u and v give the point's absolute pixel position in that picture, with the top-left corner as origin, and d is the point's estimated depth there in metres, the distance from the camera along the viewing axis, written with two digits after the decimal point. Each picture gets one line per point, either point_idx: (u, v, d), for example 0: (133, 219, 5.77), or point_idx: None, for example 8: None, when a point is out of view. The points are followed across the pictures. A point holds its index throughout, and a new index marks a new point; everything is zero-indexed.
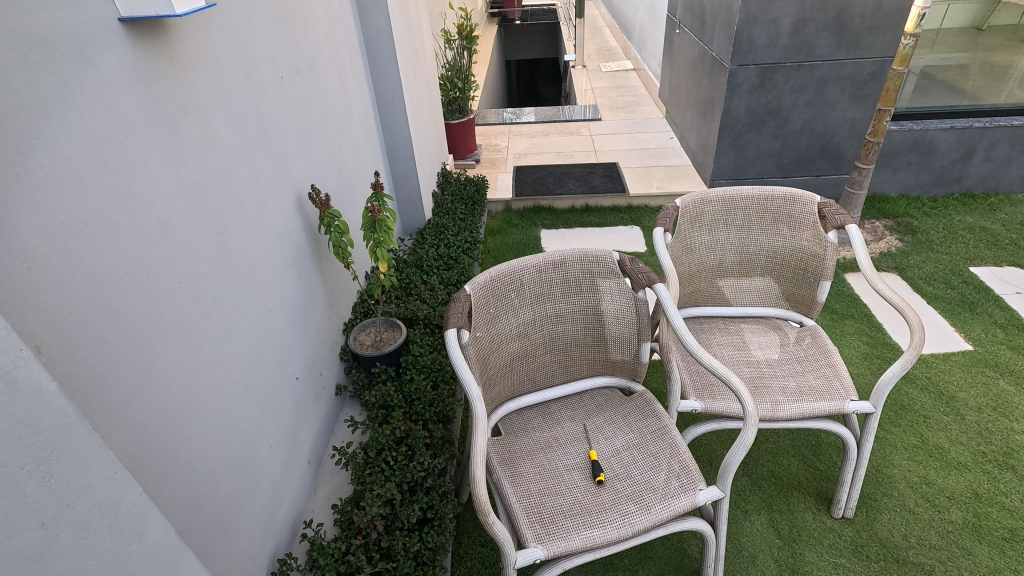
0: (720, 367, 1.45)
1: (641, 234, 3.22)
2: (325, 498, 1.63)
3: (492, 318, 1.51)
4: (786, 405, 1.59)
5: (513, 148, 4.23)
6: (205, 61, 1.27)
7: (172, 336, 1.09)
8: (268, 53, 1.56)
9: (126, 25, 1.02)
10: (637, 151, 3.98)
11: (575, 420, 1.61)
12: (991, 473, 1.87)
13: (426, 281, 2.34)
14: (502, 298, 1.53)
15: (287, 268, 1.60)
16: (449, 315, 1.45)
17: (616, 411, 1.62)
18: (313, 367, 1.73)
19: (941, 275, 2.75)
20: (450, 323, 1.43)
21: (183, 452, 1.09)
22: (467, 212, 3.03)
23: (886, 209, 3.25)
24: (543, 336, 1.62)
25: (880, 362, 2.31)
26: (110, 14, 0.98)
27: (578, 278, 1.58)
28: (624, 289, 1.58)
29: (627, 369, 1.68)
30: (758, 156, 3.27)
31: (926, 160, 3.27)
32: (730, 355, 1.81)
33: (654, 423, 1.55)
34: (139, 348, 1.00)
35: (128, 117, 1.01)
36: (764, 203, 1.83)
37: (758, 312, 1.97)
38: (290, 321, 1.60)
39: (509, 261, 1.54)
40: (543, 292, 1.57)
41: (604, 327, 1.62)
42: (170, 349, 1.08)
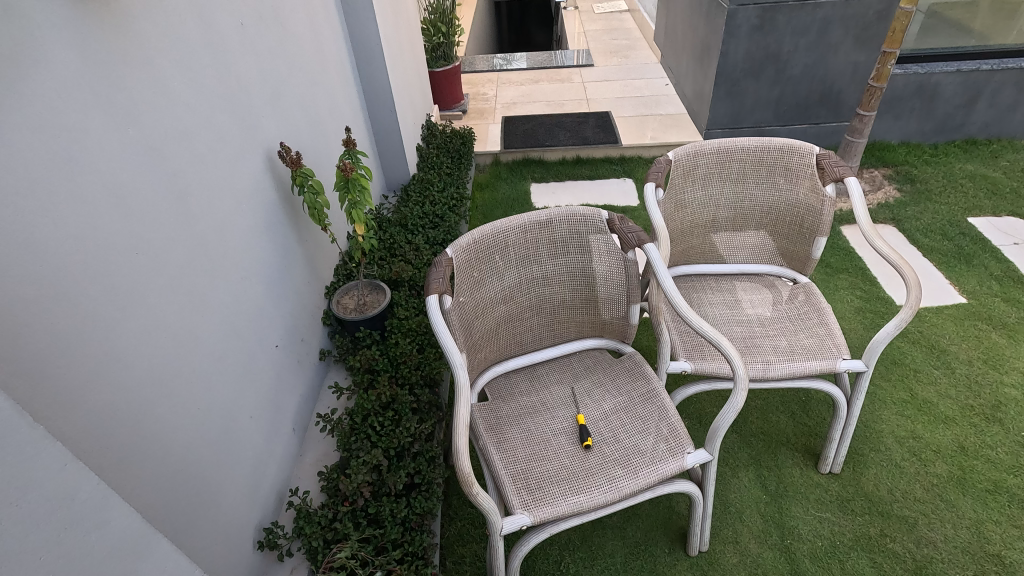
0: (711, 331, 1.41)
1: (634, 187, 3.13)
2: (312, 464, 1.62)
3: (476, 282, 1.45)
4: (776, 364, 1.57)
5: (501, 97, 4.05)
6: (150, 8, 1.15)
7: (131, 311, 1.03)
8: None
9: None
10: (630, 99, 3.82)
11: (563, 383, 1.58)
12: (978, 426, 1.88)
13: (411, 241, 2.27)
14: (486, 261, 1.47)
15: (261, 232, 1.52)
16: (430, 280, 1.39)
17: (604, 373, 1.59)
18: (294, 334, 1.68)
19: (938, 226, 2.69)
20: (431, 288, 1.37)
21: (149, 432, 1.05)
22: (453, 166, 2.91)
23: (886, 157, 3.15)
24: (529, 299, 1.56)
25: (873, 317, 2.29)
26: None
27: (565, 238, 1.51)
28: (612, 249, 1.52)
29: (616, 330, 1.63)
30: (756, 104, 3.14)
31: (930, 106, 3.15)
32: (721, 314, 1.77)
33: (642, 386, 1.52)
34: (89, 327, 0.93)
35: (58, 73, 0.91)
36: (760, 155, 1.75)
37: (751, 269, 1.92)
38: (267, 287, 1.54)
39: (492, 222, 1.47)
40: (529, 254, 1.51)
41: (592, 288, 1.57)
42: (129, 326, 1.02)
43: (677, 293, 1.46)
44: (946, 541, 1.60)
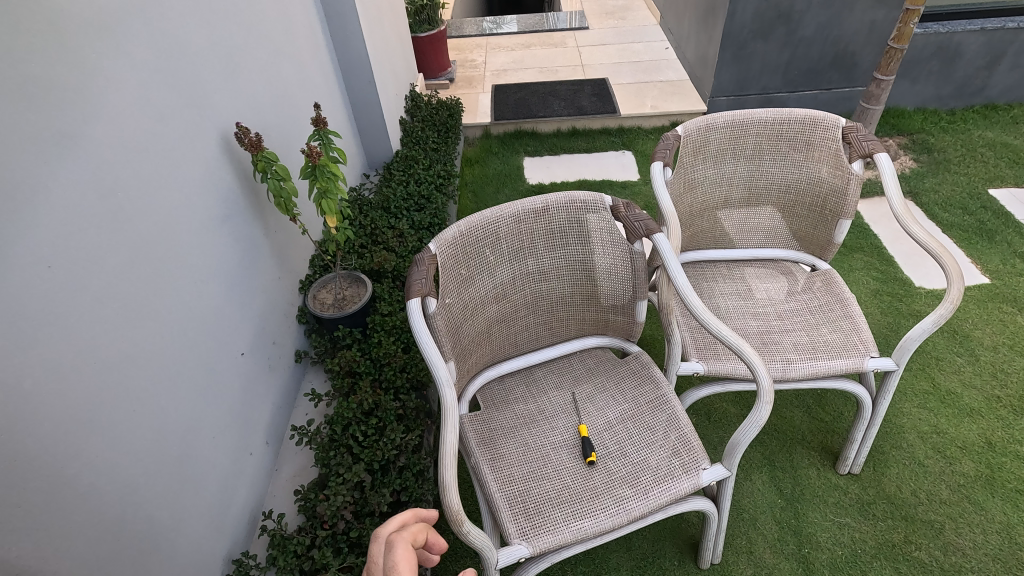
0: (730, 335, 1.24)
1: (634, 160, 2.93)
2: (288, 480, 1.48)
3: (463, 281, 1.29)
4: (797, 363, 1.42)
5: (491, 64, 3.80)
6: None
7: (41, 341, 0.86)
8: None
9: None
10: (628, 64, 3.58)
11: (562, 388, 1.43)
12: (1005, 419, 1.76)
13: (395, 226, 2.08)
14: (475, 256, 1.30)
15: (218, 228, 1.34)
16: (410, 281, 1.22)
17: (608, 376, 1.44)
18: (264, 337, 1.51)
19: (958, 199, 2.53)
20: (411, 291, 1.20)
21: (66, 481, 0.88)
22: (440, 140, 2.70)
23: (901, 125, 2.96)
24: (524, 296, 1.40)
25: (890, 300, 2.14)
26: None
27: (563, 228, 1.34)
28: (616, 240, 1.35)
29: (621, 328, 1.48)
30: (764, 68, 2.92)
31: (949, 69, 2.95)
32: (734, 306, 1.62)
33: (651, 392, 1.38)
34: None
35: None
36: (779, 129, 1.57)
37: (765, 254, 1.75)
38: (227, 290, 1.36)
39: (481, 212, 1.30)
40: (523, 246, 1.34)
41: (594, 283, 1.41)
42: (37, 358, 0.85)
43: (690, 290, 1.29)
44: (975, 548, 1.49)
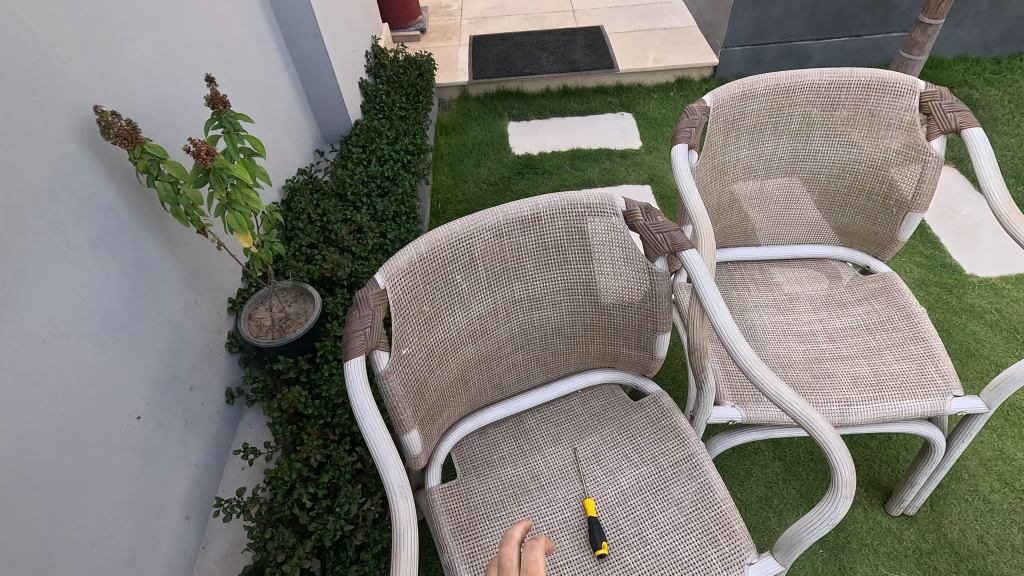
0: (798, 402, 0.87)
1: (634, 124, 2.54)
2: (218, 561, 1.17)
3: (426, 320, 0.95)
4: (859, 406, 1.11)
5: (468, 11, 3.30)
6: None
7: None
8: None
9: None
10: (626, 9, 3.12)
11: (560, 443, 1.13)
12: None
13: (352, 217, 1.72)
14: (440, 286, 0.96)
15: (86, 256, 0.96)
16: (350, 330, 0.87)
17: (619, 426, 1.13)
18: (178, 383, 1.17)
19: (1010, 166, 2.19)
20: (351, 347, 0.86)
21: None
22: (409, 106, 2.28)
23: (939, 77, 2.58)
24: (510, 329, 1.07)
25: (938, 291, 1.84)
26: None
27: (560, 242, 1.01)
28: (631, 256, 1.02)
29: (635, 363, 1.16)
30: (786, 12, 2.50)
31: (998, 10, 2.55)
32: (773, 323, 1.29)
33: (674, 449, 1.07)
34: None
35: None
36: (836, 96, 1.22)
37: (807, 252, 1.42)
38: (109, 339, 1.00)
39: (447, 225, 0.95)
40: (506, 268, 1.00)
41: (601, 310, 1.08)
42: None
43: (735, 330, 0.93)
44: None
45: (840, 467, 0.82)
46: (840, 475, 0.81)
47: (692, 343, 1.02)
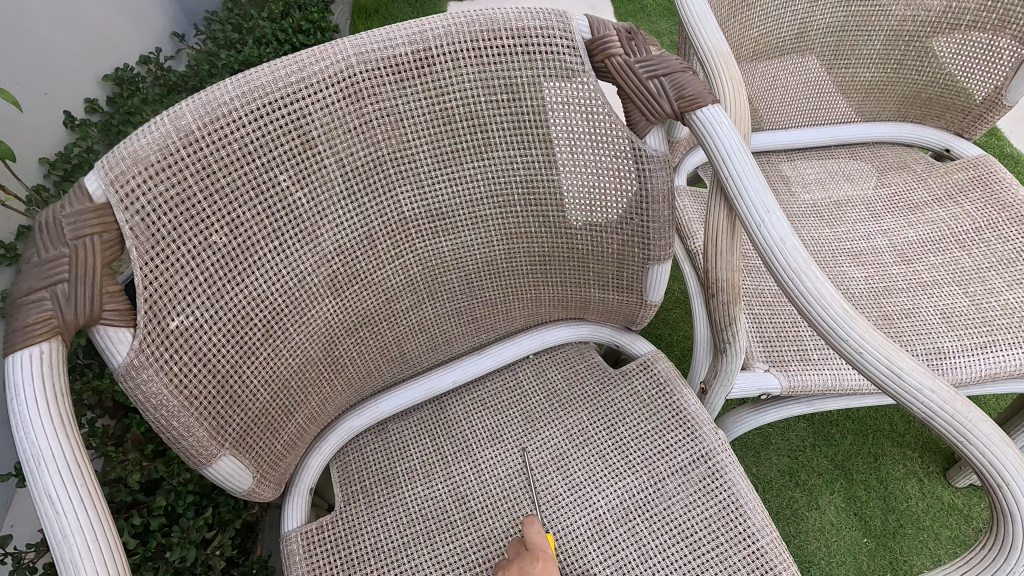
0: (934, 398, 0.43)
1: None
2: None
3: (223, 258, 0.51)
4: (959, 358, 0.72)
5: None
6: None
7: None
8: None
9: None
10: None
11: (502, 442, 0.72)
12: None
13: None
14: (247, 195, 0.51)
15: None
16: (17, 293, 0.42)
17: (593, 409, 0.73)
18: None
19: None
20: (21, 332, 0.41)
21: None
22: None
23: None
24: (403, 269, 0.63)
25: None
26: None
27: (472, 102, 0.55)
28: (603, 127, 0.57)
29: (615, 312, 0.74)
30: None
31: None
32: (816, 238, 0.87)
33: (679, 446, 0.68)
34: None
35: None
36: None
37: (858, 135, 0.98)
38: None
39: (244, 72, 0.49)
40: (379, 158, 0.56)
41: (555, 231, 0.65)
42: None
43: (804, 253, 0.48)
44: None
45: (1019, 516, 0.42)
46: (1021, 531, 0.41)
47: (711, 279, 0.59)
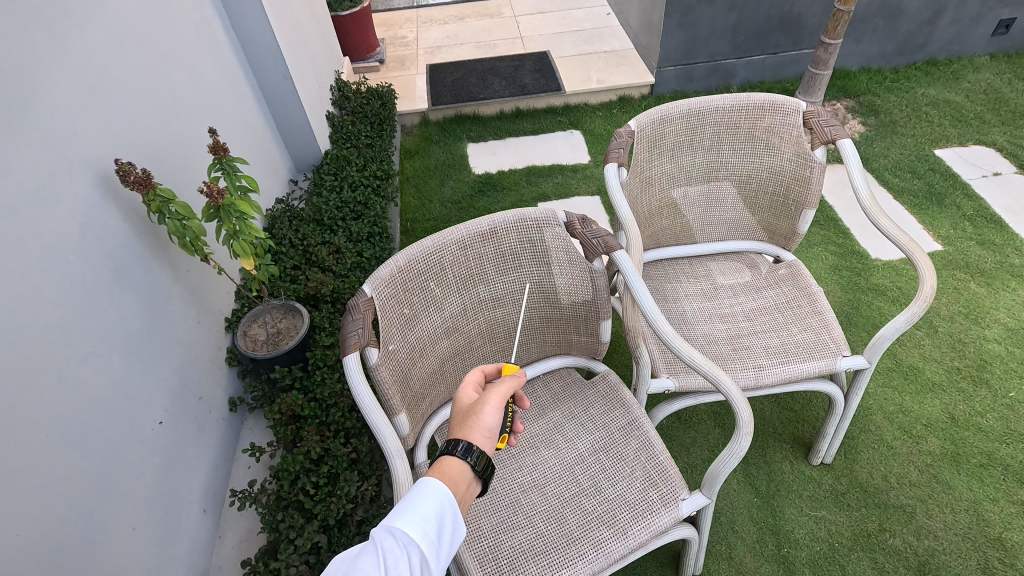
0: (709, 364, 1.20)
1: (583, 140, 2.79)
2: (233, 548, 1.32)
3: (408, 320, 1.15)
4: (769, 369, 1.35)
5: (423, 40, 3.48)
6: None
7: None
8: None
9: None
10: (570, 35, 3.39)
11: (527, 419, 1.33)
12: (966, 392, 1.77)
13: (330, 240, 1.89)
14: (418, 293, 1.16)
15: (103, 288, 1.10)
16: (345, 332, 1.07)
17: (576, 400, 1.34)
18: (185, 396, 1.30)
19: (907, 162, 2.50)
20: (349, 345, 1.06)
21: None
22: (375, 137, 2.45)
23: (847, 87, 2.90)
24: (478, 326, 1.27)
25: (849, 274, 2.11)
26: None
27: (515, 249, 1.21)
28: (575, 259, 1.23)
29: (586, 348, 1.37)
30: (710, 33, 2.78)
31: (892, 26, 2.90)
32: (700, 308, 1.53)
33: (621, 416, 1.29)
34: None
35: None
36: (737, 117, 1.46)
37: (729, 247, 1.65)
38: (126, 357, 1.14)
39: (421, 242, 1.15)
40: (473, 275, 1.21)
41: (553, 306, 1.30)
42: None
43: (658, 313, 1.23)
44: (946, 529, 1.50)
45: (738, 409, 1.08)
46: (739, 415, 1.07)
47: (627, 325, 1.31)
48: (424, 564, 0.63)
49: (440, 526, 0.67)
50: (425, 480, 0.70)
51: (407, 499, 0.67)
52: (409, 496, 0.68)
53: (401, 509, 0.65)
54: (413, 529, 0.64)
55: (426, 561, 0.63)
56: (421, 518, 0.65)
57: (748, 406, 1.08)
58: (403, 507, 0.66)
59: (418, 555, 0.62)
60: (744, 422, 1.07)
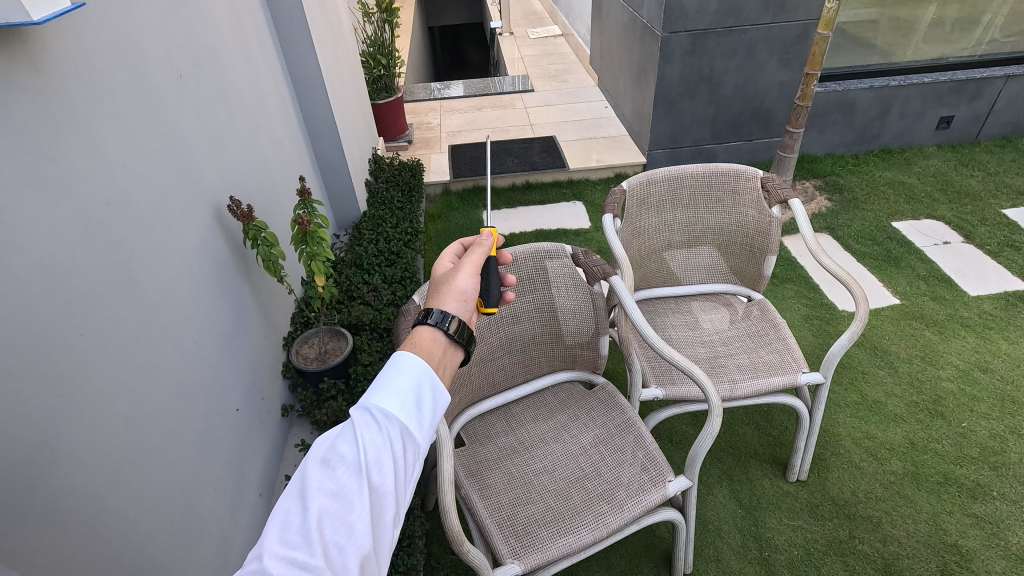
0: (684, 360, 1.47)
1: (585, 209, 3.18)
2: None
3: None
4: (742, 382, 1.61)
5: (445, 126, 3.99)
6: (78, 54, 1.00)
7: (66, 408, 0.88)
8: (160, 30, 1.28)
9: (41, 28, 0.81)
10: (573, 123, 3.90)
11: (539, 419, 1.57)
12: (924, 421, 2.00)
13: (368, 281, 2.20)
14: None
15: (215, 291, 1.39)
16: (399, 330, 1.35)
17: (580, 405, 1.59)
18: (255, 393, 1.55)
19: (868, 232, 2.87)
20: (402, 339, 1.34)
21: (101, 538, 0.91)
22: (405, 200, 2.84)
23: (814, 169, 3.35)
24: (500, 339, 1.53)
25: (820, 322, 2.39)
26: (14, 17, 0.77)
27: (531, 274, 1.51)
28: (578, 283, 1.55)
29: (588, 362, 1.65)
30: (693, 122, 3.26)
31: (848, 119, 3.39)
32: (685, 337, 1.81)
33: (618, 417, 1.54)
34: (16, 434, 0.78)
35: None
36: (709, 181, 1.82)
37: (708, 288, 1.96)
38: (224, 350, 1.41)
39: None
40: None
41: (560, 324, 1.57)
42: (64, 427, 0.87)
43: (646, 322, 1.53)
44: (909, 536, 1.69)
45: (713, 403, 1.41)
46: (712, 404, 1.40)
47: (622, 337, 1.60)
48: (407, 434, 0.61)
49: (420, 398, 0.64)
50: (401, 355, 0.68)
51: (382, 375, 0.64)
52: (385, 371, 0.65)
53: (378, 386, 0.63)
54: (391, 402, 0.62)
55: (410, 431, 0.61)
56: (399, 393, 0.63)
57: (717, 396, 1.42)
58: (380, 383, 0.63)
59: (400, 426, 0.61)
60: (716, 409, 1.40)
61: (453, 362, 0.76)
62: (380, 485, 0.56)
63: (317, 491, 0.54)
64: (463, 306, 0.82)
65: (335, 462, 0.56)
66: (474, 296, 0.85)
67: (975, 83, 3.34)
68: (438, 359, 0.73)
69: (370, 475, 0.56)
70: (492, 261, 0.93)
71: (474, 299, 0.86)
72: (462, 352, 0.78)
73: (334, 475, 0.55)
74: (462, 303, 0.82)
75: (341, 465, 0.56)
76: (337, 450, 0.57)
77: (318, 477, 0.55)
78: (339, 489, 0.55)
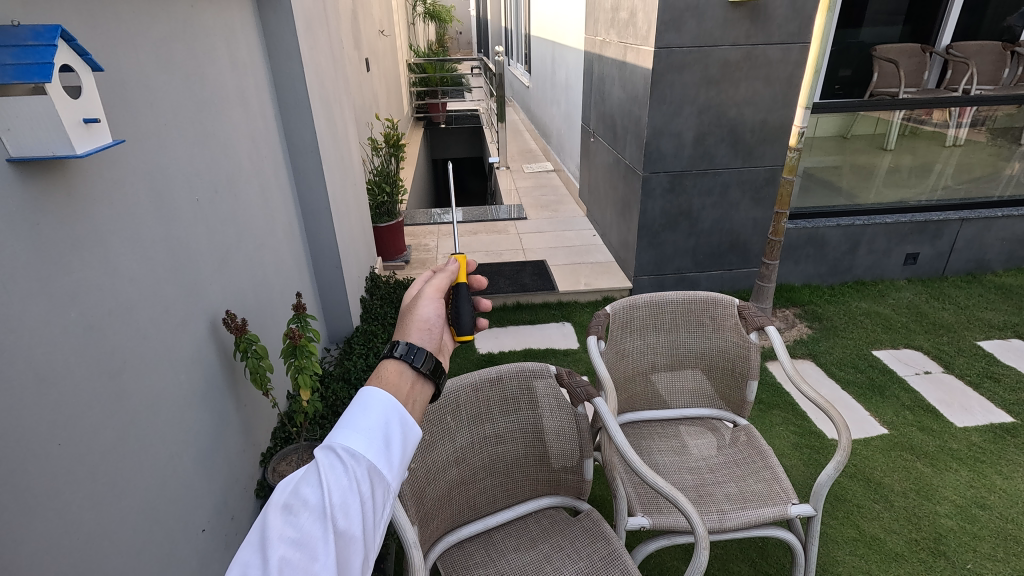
0: (666, 486, 1.43)
1: (573, 330, 3.25)
2: None
3: (427, 446, 1.39)
4: (731, 514, 1.56)
5: (442, 248, 4.20)
6: (110, 180, 1.11)
7: (26, 522, 0.84)
8: (187, 158, 1.42)
9: (82, 159, 0.92)
10: (563, 249, 4.12)
11: (521, 549, 1.49)
12: (927, 561, 1.90)
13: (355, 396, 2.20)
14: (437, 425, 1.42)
15: (199, 402, 1.39)
16: None
17: (563, 534, 1.53)
18: (224, 512, 1.48)
19: (849, 359, 2.93)
20: None
21: None
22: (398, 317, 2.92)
23: (793, 298, 3.49)
24: (481, 459, 1.51)
25: (810, 451, 2.36)
26: (59, 147, 0.87)
27: (515, 393, 1.53)
28: (562, 403, 1.55)
29: (572, 487, 1.61)
30: (676, 252, 3.46)
31: (821, 253, 3.61)
32: (672, 462, 1.78)
33: (603, 548, 1.47)
34: None
35: None
36: (687, 307, 1.90)
37: (693, 412, 1.97)
38: (199, 465, 1.37)
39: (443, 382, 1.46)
40: (480, 412, 1.50)
41: (545, 445, 1.56)
42: (20, 543, 0.82)
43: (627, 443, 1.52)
44: None
45: (699, 532, 1.37)
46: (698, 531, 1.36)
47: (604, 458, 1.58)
48: (374, 472, 0.59)
49: (386, 437, 0.63)
50: (369, 393, 0.66)
51: (349, 414, 0.62)
52: (353, 410, 0.63)
53: (344, 426, 0.61)
54: (358, 442, 0.60)
55: (377, 469, 0.59)
56: (366, 432, 0.61)
57: (703, 524, 1.37)
58: (346, 424, 0.62)
59: (367, 464, 0.59)
60: (701, 539, 1.35)
61: (423, 397, 0.76)
62: (346, 529, 0.55)
63: (278, 539, 0.52)
64: (427, 334, 0.83)
65: (297, 509, 0.55)
66: (439, 323, 0.87)
67: (934, 224, 3.61)
68: (406, 393, 0.72)
69: (334, 520, 0.55)
70: (458, 292, 0.95)
71: (440, 327, 0.88)
72: (432, 385, 0.77)
73: (297, 522, 0.54)
74: (426, 332, 0.84)
75: (305, 510, 0.55)
76: (299, 496, 0.55)
77: (280, 524, 0.54)
78: (300, 537, 0.53)
